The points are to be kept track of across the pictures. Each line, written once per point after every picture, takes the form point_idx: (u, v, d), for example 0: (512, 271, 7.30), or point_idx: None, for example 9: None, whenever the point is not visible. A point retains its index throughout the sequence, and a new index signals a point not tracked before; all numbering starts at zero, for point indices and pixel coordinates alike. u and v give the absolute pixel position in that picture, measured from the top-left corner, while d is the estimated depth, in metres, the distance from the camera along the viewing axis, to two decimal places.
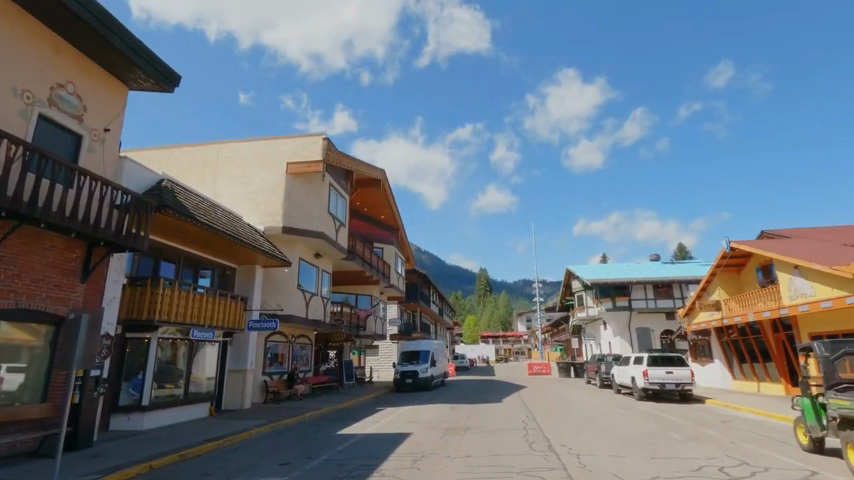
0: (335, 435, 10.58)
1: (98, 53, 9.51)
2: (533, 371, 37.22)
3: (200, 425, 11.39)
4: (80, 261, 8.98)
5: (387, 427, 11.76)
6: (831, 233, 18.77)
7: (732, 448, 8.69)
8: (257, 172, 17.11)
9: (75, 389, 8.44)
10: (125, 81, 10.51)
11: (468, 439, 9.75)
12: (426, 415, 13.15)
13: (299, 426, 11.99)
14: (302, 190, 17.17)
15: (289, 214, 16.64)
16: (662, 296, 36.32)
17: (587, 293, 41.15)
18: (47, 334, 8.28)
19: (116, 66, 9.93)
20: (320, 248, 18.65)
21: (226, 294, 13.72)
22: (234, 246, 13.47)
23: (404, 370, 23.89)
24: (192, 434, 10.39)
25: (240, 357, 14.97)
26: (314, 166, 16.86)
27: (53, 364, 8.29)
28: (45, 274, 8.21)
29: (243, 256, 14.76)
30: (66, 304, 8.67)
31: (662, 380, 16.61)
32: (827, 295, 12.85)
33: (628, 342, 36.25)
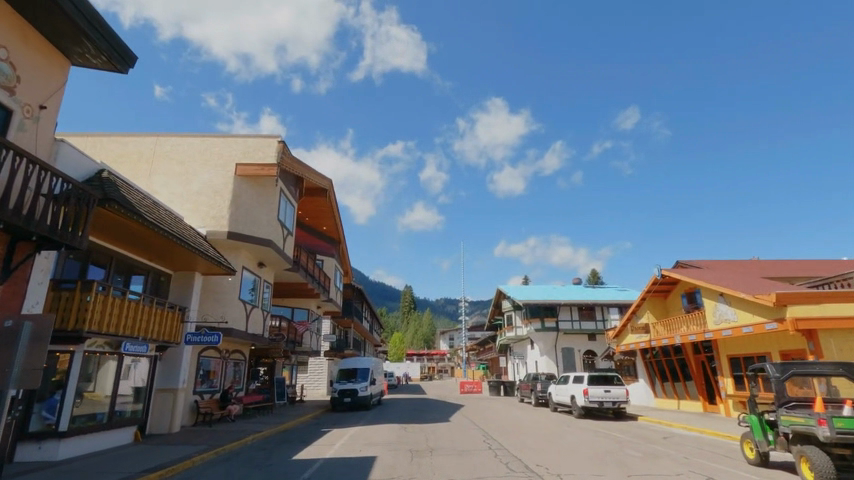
0: (294, 460, 9.74)
1: (39, 16, 8.18)
2: (464, 389, 37.43)
3: (129, 453, 9.90)
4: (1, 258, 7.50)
5: (345, 450, 11.05)
6: (740, 266, 21.13)
7: (690, 464, 9.22)
8: (202, 171, 15.74)
9: None
10: (69, 55, 9.15)
11: (438, 461, 9.47)
12: (382, 436, 12.58)
13: (246, 451, 10.88)
14: (252, 194, 16.04)
15: (235, 218, 15.43)
16: (585, 318, 38.52)
17: (517, 313, 42.57)
18: None
19: (61, 35, 8.62)
20: (265, 257, 17.47)
21: (163, 303, 12.28)
22: (176, 250, 12.16)
23: (341, 389, 22.86)
24: (123, 464, 8.98)
25: (172, 374, 13.38)
26: (267, 169, 15.85)
27: None
28: None
29: (183, 262, 13.38)
30: None
31: (601, 399, 17.45)
32: (749, 321, 14.36)
33: (553, 361, 37.88)
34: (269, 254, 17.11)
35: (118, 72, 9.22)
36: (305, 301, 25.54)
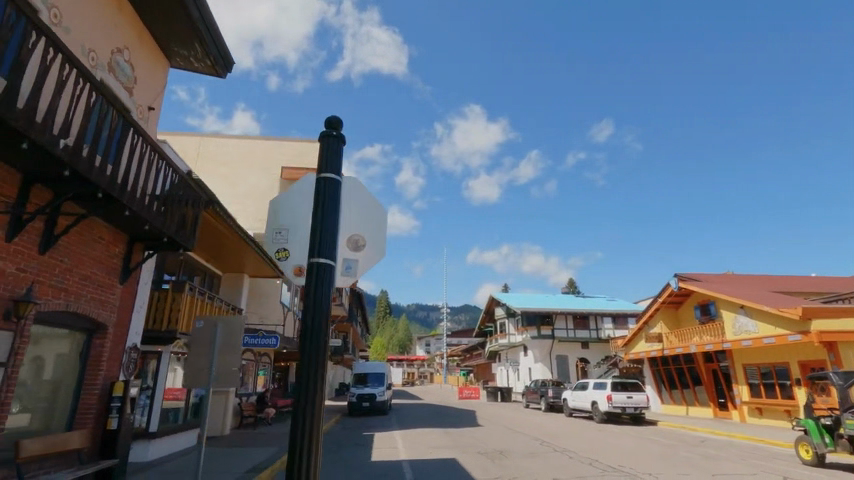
0: (376, 462, 10.00)
1: (158, 19, 8.28)
2: (462, 394, 37.74)
3: (210, 456, 9.83)
4: (121, 258, 7.56)
5: (415, 452, 11.36)
6: (745, 279, 22.38)
7: (750, 465, 10.00)
8: (247, 172, 15.77)
9: (113, 411, 7.04)
10: (170, 57, 9.21)
11: (519, 463, 9.98)
12: (439, 441, 12.89)
13: (318, 454, 11.01)
14: None
15: None
16: (580, 327, 39.56)
17: (511, 321, 43.33)
18: (79, 342, 6.93)
19: (173, 39, 8.73)
20: None
21: (225, 304, 12.20)
22: (240, 252, 12.08)
23: (360, 394, 22.88)
24: (216, 465, 9.03)
25: None
26: (312, 173, 15.96)
27: (83, 378, 6.93)
28: (93, 270, 6.83)
29: (238, 264, 13.28)
30: (106, 309, 7.22)
31: (624, 404, 18.24)
32: (770, 333, 15.40)
33: (548, 369, 38.71)
34: None
35: (219, 77, 9.38)
36: None
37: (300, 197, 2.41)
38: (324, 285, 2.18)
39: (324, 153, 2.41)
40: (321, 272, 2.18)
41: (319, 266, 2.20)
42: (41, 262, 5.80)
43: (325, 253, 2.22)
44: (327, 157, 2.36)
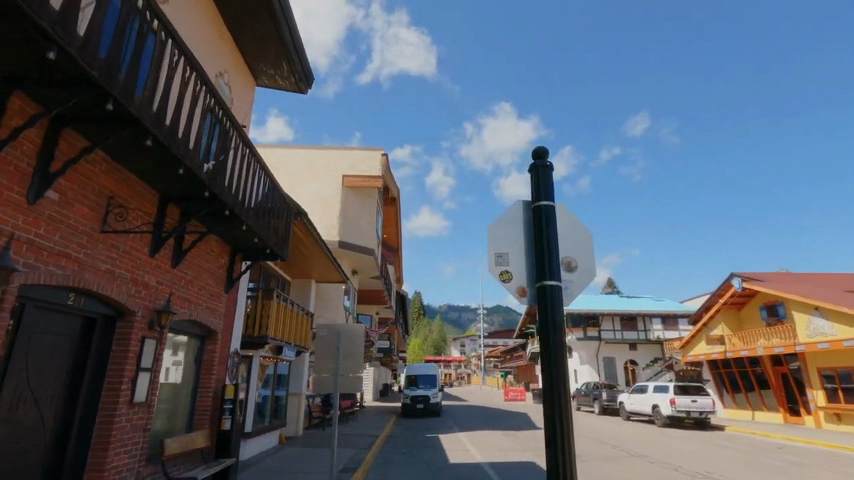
0: (458, 464, 10.22)
1: (250, 42, 8.76)
2: (508, 396, 37.57)
3: (299, 455, 10.27)
4: (225, 268, 8.04)
5: (489, 455, 11.51)
6: (813, 278, 21.38)
7: (845, 474, 9.62)
8: (310, 181, 16.32)
9: (226, 413, 7.57)
10: (257, 77, 9.72)
11: (599, 467, 9.98)
12: (508, 444, 12.99)
13: (396, 455, 11.31)
14: (356, 204, 16.54)
15: (343, 227, 15.95)
16: (627, 328, 38.64)
17: (554, 322, 42.78)
18: (195, 347, 7.40)
19: (262, 60, 9.22)
20: (360, 265, 17.93)
21: (301, 309, 12.65)
22: (314, 261, 12.50)
23: (414, 396, 23.21)
24: (309, 463, 9.44)
25: (295, 378, 13.33)
26: (372, 180, 16.35)
27: (199, 382, 7.42)
28: (206, 281, 7.27)
29: (309, 271, 13.73)
30: (215, 316, 7.68)
31: (688, 409, 17.77)
32: (850, 336, 14.72)
33: (595, 371, 38.01)
34: (366, 262, 17.58)
35: (302, 93, 9.83)
36: (369, 307, 25.99)
37: (514, 225, 2.61)
38: (556, 306, 2.35)
39: (535, 182, 2.60)
40: (553, 296, 2.35)
41: (548, 288, 2.38)
42: (172, 275, 6.26)
43: (553, 277, 2.39)
44: (542, 188, 2.54)
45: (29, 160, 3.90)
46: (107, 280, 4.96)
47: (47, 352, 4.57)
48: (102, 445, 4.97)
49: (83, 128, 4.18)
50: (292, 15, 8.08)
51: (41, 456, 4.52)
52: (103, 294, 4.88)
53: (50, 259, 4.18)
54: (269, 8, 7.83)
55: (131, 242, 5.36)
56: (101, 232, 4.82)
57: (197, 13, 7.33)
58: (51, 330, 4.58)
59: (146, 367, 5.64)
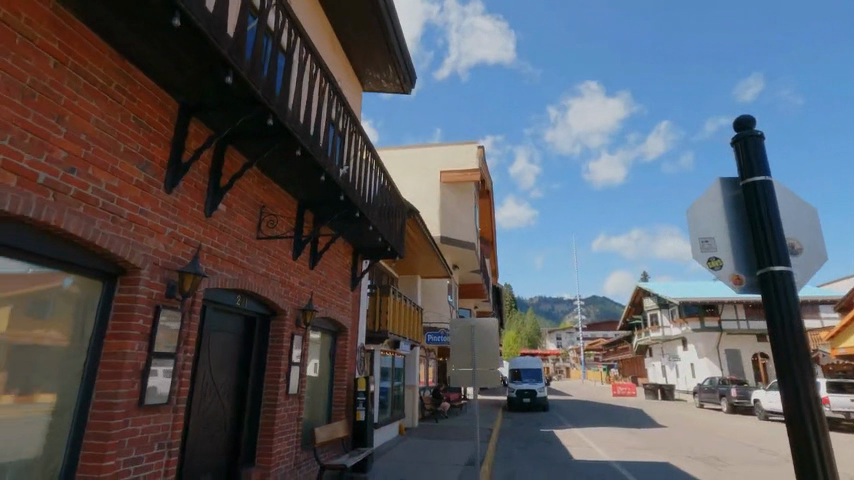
0: (585, 462, 9.80)
1: (358, 49, 9.09)
2: (616, 391, 35.57)
3: (423, 445, 10.56)
4: (350, 267, 8.46)
5: (616, 453, 10.91)
6: None
7: None
8: (409, 180, 16.70)
9: (360, 404, 7.97)
10: (364, 82, 10.10)
11: (749, 472, 8.97)
12: (633, 442, 12.22)
13: (516, 450, 11.17)
14: (454, 199, 16.60)
15: (444, 223, 16.10)
16: (754, 317, 34.52)
17: (664, 312, 39.60)
18: (329, 342, 7.84)
19: (368, 65, 9.54)
20: (461, 260, 17.99)
21: (412, 305, 12.98)
22: (423, 257, 12.76)
23: (519, 390, 22.85)
24: (434, 453, 9.67)
25: (409, 372, 13.70)
26: (469, 174, 16.29)
27: (334, 376, 7.85)
28: (336, 280, 7.70)
29: (416, 267, 14.05)
30: (344, 313, 8.12)
31: (847, 409, 15.37)
32: None
33: (716, 365, 34.52)
34: (467, 257, 17.58)
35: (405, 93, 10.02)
36: (468, 301, 26.06)
37: (716, 208, 2.34)
38: (788, 296, 2.04)
39: (742, 155, 2.29)
40: (784, 283, 2.05)
41: (774, 276, 2.09)
42: (310, 275, 6.70)
43: (779, 263, 2.09)
44: (754, 160, 2.22)
45: (204, 178, 4.37)
46: (264, 282, 5.42)
47: (221, 348, 5.08)
48: (268, 432, 5.46)
49: (243, 145, 4.59)
50: (398, 17, 8.24)
51: (223, 441, 5.09)
52: (262, 295, 5.33)
53: (223, 265, 4.65)
54: (377, 14, 8.05)
55: (279, 247, 5.81)
56: (257, 239, 5.28)
57: (314, 28, 7.75)
58: (223, 328, 5.09)
59: (296, 361, 6.08)
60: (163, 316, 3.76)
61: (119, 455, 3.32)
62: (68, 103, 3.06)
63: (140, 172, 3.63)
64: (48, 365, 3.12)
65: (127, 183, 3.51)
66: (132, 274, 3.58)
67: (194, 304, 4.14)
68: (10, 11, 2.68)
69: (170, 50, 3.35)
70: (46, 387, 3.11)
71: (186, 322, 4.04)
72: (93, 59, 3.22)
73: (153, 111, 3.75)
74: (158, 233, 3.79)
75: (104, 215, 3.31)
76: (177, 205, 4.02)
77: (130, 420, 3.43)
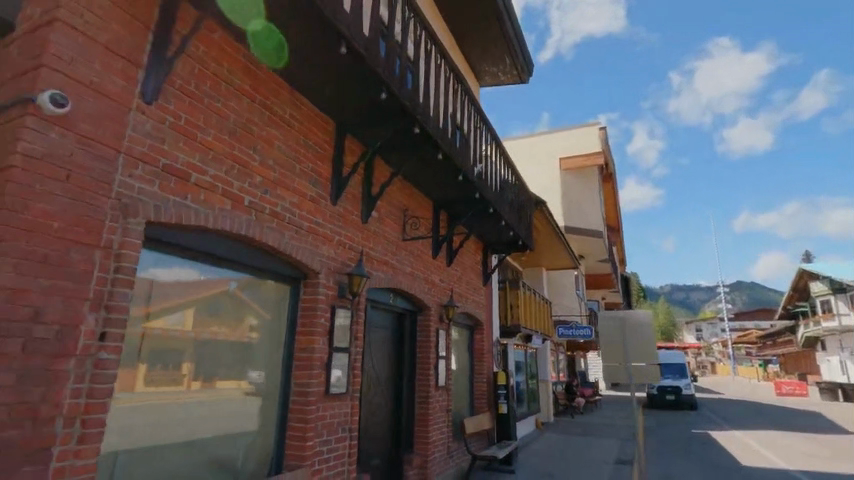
0: (757, 468, 8.68)
1: (474, 45, 9.14)
2: (781, 390, 30.88)
3: (565, 440, 10.32)
4: (481, 263, 8.57)
5: (796, 461, 9.47)
6: None
7: None
8: (527, 171, 16.35)
9: (501, 398, 8.07)
10: (480, 78, 10.13)
11: None
12: (818, 449, 10.49)
13: (669, 451, 10.32)
14: (576, 186, 15.85)
15: (567, 212, 15.46)
16: None
17: (841, 298, 33.27)
18: (468, 337, 8.04)
19: (484, 60, 9.54)
20: (587, 249, 17.12)
21: (541, 298, 12.73)
22: (550, 249, 12.42)
23: (661, 386, 21.06)
24: (579, 449, 9.38)
25: (541, 366, 13.47)
26: (591, 158, 15.42)
27: (475, 369, 8.03)
28: (470, 276, 7.86)
29: (543, 260, 13.72)
30: (479, 308, 8.25)
31: None
32: None
33: None
34: (594, 246, 16.67)
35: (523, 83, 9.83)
36: (595, 292, 24.71)
37: None
38: None
39: None
40: None
41: None
42: (448, 272, 6.93)
43: None
44: None
45: (359, 188, 4.78)
46: (411, 281, 5.74)
47: (379, 343, 5.51)
48: (424, 421, 5.79)
49: (388, 154, 4.91)
50: (514, 7, 8.11)
51: (387, 427, 5.53)
52: (411, 293, 5.66)
53: (378, 266, 5.03)
54: (492, 7, 8.01)
55: (421, 247, 6.11)
56: (402, 240, 5.61)
57: None
58: (380, 324, 5.51)
59: (443, 354, 6.35)
60: (337, 315, 4.20)
61: (316, 436, 3.80)
62: (260, 134, 3.57)
63: (311, 188, 4.09)
64: (260, 358, 3.68)
65: (303, 198, 3.97)
66: (312, 278, 4.05)
67: (360, 303, 4.56)
68: (216, 64, 3.21)
69: (331, 76, 3.72)
70: (258, 373, 3.64)
71: (354, 320, 4.46)
72: (275, 93, 3.72)
73: (318, 132, 4.20)
74: (328, 241, 4.23)
75: (291, 227, 3.81)
76: (340, 214, 4.45)
77: (321, 406, 3.90)
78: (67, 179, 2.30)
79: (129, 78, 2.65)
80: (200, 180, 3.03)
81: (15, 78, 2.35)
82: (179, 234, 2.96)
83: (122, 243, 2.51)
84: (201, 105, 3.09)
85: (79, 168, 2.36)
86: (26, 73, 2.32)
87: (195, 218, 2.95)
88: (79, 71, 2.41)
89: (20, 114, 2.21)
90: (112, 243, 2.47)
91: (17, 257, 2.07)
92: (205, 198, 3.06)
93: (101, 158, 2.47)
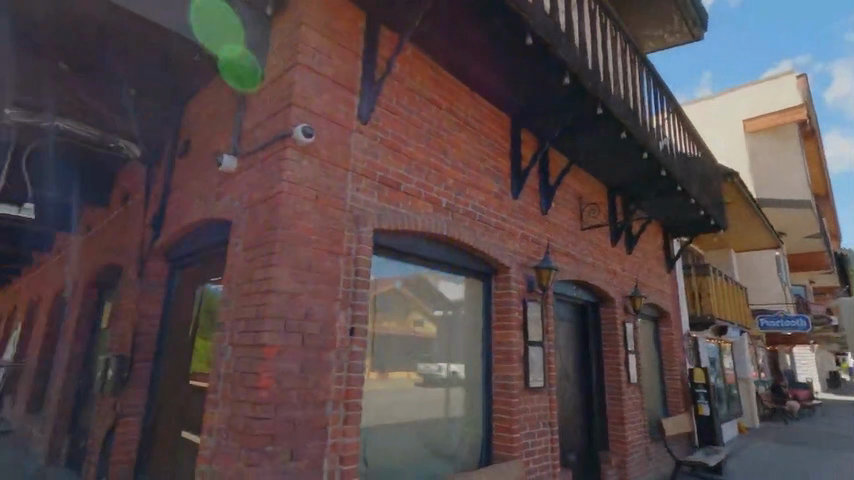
0: None
1: (634, 11, 8.30)
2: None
3: (783, 449, 8.82)
4: (663, 249, 7.74)
5: None
6: None
7: None
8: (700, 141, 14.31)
9: (702, 399, 7.32)
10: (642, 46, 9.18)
11: None
12: None
13: None
14: (769, 151, 13.33)
15: (759, 182, 13.09)
16: None
17: None
18: (654, 330, 7.35)
19: (647, 24, 8.60)
20: (790, 224, 14.27)
21: (734, 284, 11.03)
22: (742, 227, 10.68)
23: None
24: (808, 461, 7.90)
25: (740, 363, 11.66)
26: (789, 114, 12.79)
27: (666, 365, 7.29)
28: (653, 263, 7.16)
29: (733, 242, 11.87)
30: (665, 298, 7.47)
31: None
32: None
33: None
34: (800, 219, 13.81)
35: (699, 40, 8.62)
36: (801, 276, 20.49)
37: None
38: None
39: None
40: None
41: None
42: (630, 260, 6.41)
43: None
44: None
45: (537, 180, 4.71)
46: (593, 271, 5.44)
47: (566, 337, 5.36)
48: (619, 419, 5.45)
49: (564, 141, 4.73)
50: None
51: (580, 424, 5.34)
52: (594, 284, 5.39)
53: (561, 258, 4.88)
54: None
55: (600, 235, 5.76)
56: (582, 230, 5.36)
57: None
58: (565, 318, 5.36)
59: (632, 349, 5.91)
60: (529, 309, 4.19)
61: (522, 429, 3.83)
62: (449, 138, 3.74)
63: (495, 185, 4.15)
64: (464, 350, 3.86)
65: (488, 196, 4.05)
66: (503, 274, 4.10)
67: (548, 297, 4.49)
68: (410, 79, 3.46)
69: (511, 72, 3.71)
70: (456, 367, 3.75)
71: (544, 314, 4.40)
72: (457, 98, 3.87)
73: (496, 129, 4.24)
74: (514, 235, 4.25)
75: (481, 224, 3.91)
76: (522, 208, 4.43)
77: (523, 399, 3.93)
78: (317, 198, 2.70)
79: (349, 104, 3.00)
80: (408, 188, 3.30)
81: (272, 120, 2.84)
82: (395, 238, 3.26)
83: (358, 250, 2.84)
84: (401, 119, 3.35)
85: (323, 188, 2.74)
86: (280, 113, 2.78)
87: (407, 222, 3.21)
88: (316, 105, 2.81)
89: (281, 147, 2.66)
90: (352, 250, 2.83)
91: (292, 266, 2.50)
92: (412, 204, 3.31)
93: (337, 177, 2.84)
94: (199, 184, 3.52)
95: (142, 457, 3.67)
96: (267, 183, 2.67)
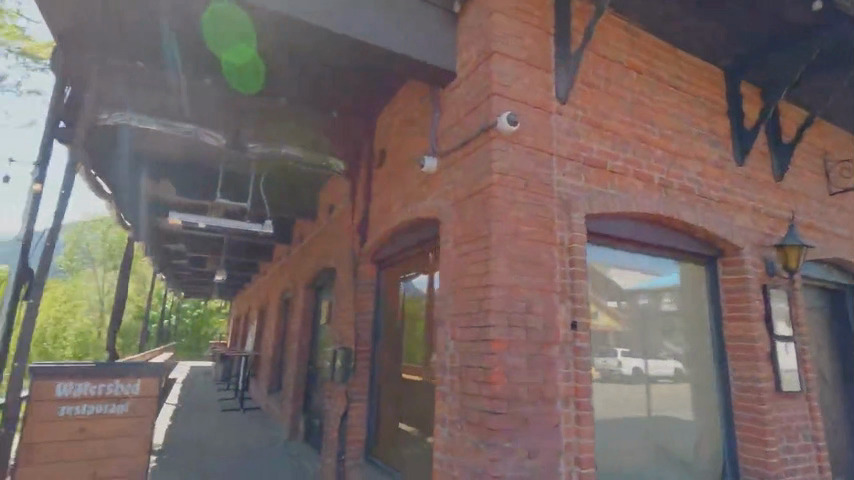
0: None
1: None
2: None
3: None
4: None
5: None
6: None
7: None
8: None
9: None
10: None
11: None
12: None
13: None
14: None
15: None
16: None
17: None
18: None
19: None
20: None
21: None
22: None
23: None
24: None
25: None
26: None
27: None
28: None
29: None
30: None
31: None
32: None
33: None
34: None
35: None
36: None
37: None
38: None
39: None
40: None
41: None
42: None
43: None
44: None
45: (765, 140, 3.87)
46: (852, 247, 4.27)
47: (817, 330, 4.31)
48: None
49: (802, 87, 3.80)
50: None
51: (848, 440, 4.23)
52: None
53: (806, 232, 3.93)
54: None
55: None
56: (831, 195, 4.25)
57: None
58: (814, 306, 4.31)
59: None
60: (772, 296, 3.45)
61: (779, 441, 3.16)
62: (654, 106, 3.29)
63: (713, 152, 3.53)
64: (691, 345, 3.36)
65: (706, 165, 3.45)
66: (734, 256, 3.46)
67: (794, 282, 3.65)
68: (605, 46, 3.14)
69: (731, 12, 3.09)
70: (672, 363, 3.24)
71: (792, 302, 3.59)
72: (660, 58, 3.39)
73: (707, 87, 3.61)
74: (742, 208, 3.55)
75: (702, 199, 3.35)
76: (749, 176, 3.68)
77: (777, 406, 3.24)
78: (525, 187, 2.60)
79: (546, 85, 2.84)
80: (615, 166, 2.98)
81: (471, 114, 2.83)
82: (607, 223, 2.97)
83: (572, 239, 2.64)
84: (601, 93, 3.06)
85: (530, 176, 2.63)
86: (480, 106, 2.75)
87: (619, 204, 2.90)
88: (515, 91, 2.71)
89: (485, 140, 2.62)
90: (564, 239, 2.64)
91: (510, 258, 2.43)
92: (622, 183, 2.98)
93: (542, 163, 2.69)
94: (400, 188, 3.75)
95: (369, 441, 4.06)
96: (474, 178, 2.66)
